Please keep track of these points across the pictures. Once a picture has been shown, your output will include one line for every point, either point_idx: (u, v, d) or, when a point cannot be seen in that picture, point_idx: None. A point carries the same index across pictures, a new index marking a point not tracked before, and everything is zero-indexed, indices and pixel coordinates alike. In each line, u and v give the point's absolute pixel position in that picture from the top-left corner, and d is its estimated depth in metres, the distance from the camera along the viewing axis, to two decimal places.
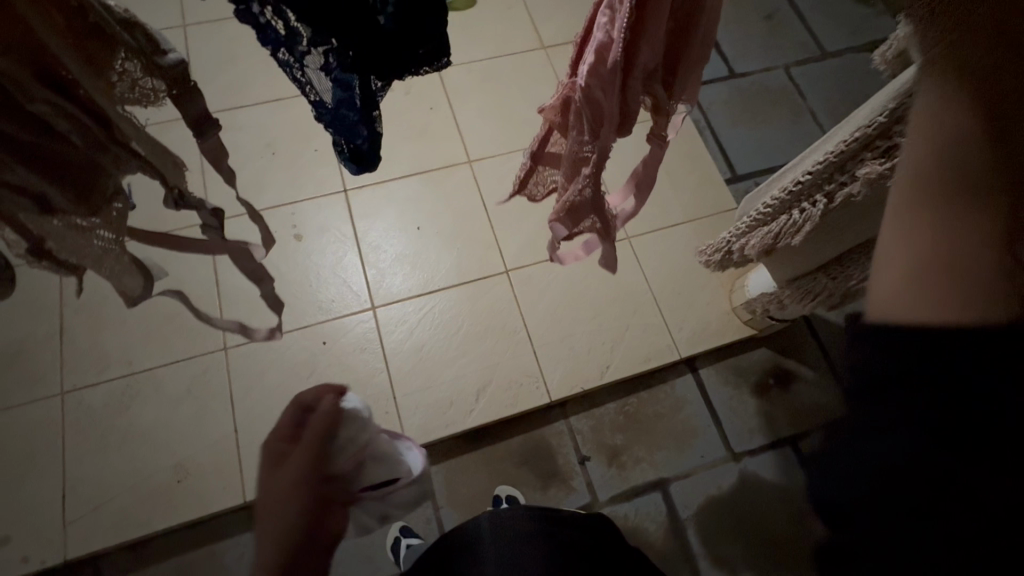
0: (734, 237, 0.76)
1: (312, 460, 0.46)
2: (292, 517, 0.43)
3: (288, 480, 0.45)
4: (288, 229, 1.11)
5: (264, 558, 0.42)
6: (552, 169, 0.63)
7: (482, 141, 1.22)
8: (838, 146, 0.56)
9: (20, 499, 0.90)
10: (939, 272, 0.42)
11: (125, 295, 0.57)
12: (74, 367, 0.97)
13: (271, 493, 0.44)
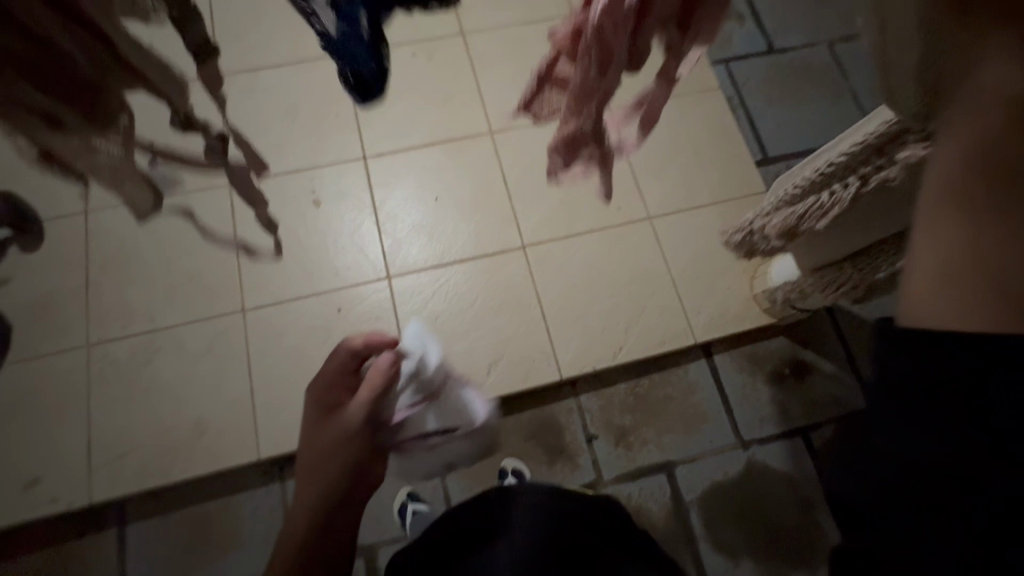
0: (757, 218, 0.73)
1: (358, 419, 0.71)
2: (339, 460, 0.70)
3: (338, 433, 0.71)
4: (307, 195, 1.11)
5: (328, 482, 0.70)
6: (559, 93, 0.58)
7: (505, 111, 1.19)
8: (879, 126, 0.54)
9: (50, 444, 0.94)
10: (979, 282, 0.34)
11: (134, 209, 0.53)
12: (99, 321, 1.00)
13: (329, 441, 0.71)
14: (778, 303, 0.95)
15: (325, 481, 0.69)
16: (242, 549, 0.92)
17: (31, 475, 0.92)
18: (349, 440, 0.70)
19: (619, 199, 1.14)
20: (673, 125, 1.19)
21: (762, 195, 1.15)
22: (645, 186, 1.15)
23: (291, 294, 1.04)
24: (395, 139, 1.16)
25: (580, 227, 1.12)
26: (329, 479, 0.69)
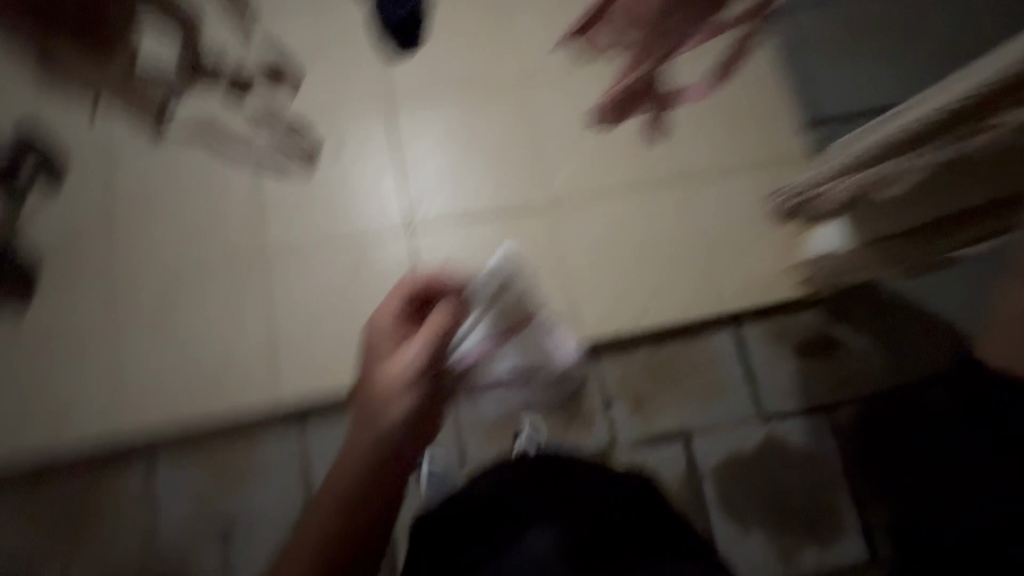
0: (817, 180, 0.67)
1: (409, 372, 0.62)
2: (371, 437, 0.59)
3: (370, 401, 0.61)
4: (328, 144, 1.07)
5: (359, 469, 0.58)
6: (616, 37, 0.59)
7: (537, 58, 1.12)
8: (950, 102, 0.45)
9: (80, 383, 0.97)
10: None
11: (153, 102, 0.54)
12: (123, 265, 1.01)
13: (365, 411, 0.61)
14: (818, 273, 0.90)
15: (360, 461, 0.58)
16: (265, 490, 0.95)
17: (64, 411, 0.96)
18: (400, 395, 0.60)
19: (652, 158, 1.08)
20: None
21: (808, 157, 1.08)
22: (681, 145, 1.09)
23: (311, 246, 1.02)
24: (420, 88, 1.10)
25: (609, 187, 1.07)
26: (377, 438, 0.59)
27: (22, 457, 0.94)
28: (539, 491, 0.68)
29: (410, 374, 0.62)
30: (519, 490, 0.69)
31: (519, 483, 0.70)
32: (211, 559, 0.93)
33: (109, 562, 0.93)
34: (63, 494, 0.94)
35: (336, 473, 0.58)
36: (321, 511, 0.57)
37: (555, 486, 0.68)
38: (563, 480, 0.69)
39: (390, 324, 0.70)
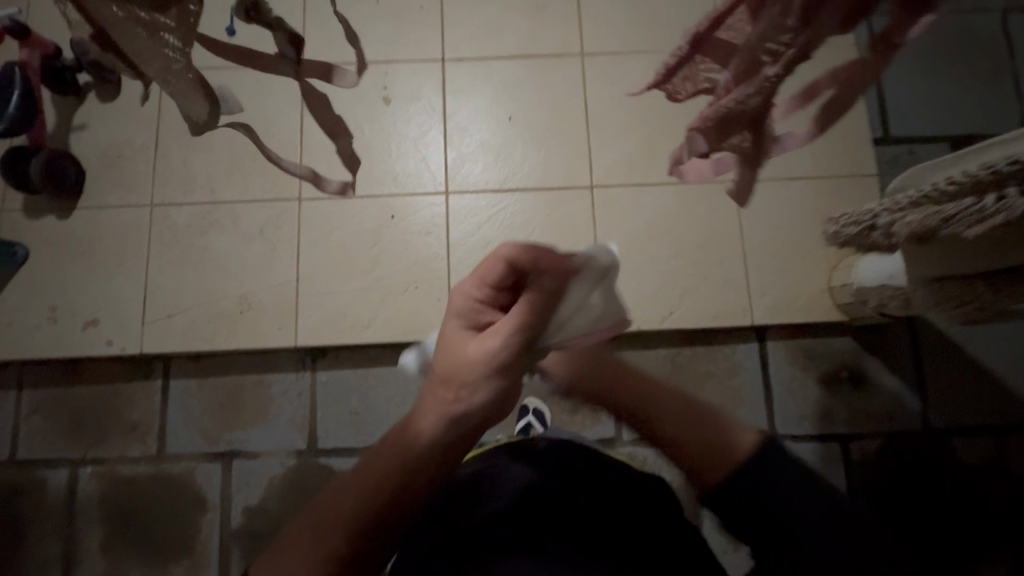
0: (886, 210, 0.58)
1: (498, 359, 0.46)
2: (434, 427, 0.46)
3: (446, 378, 0.46)
4: (378, 91, 1.05)
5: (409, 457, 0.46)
6: (714, 65, 0.41)
7: (603, 33, 1.07)
8: None
9: (108, 291, 0.99)
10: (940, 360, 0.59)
11: (189, 120, 0.41)
12: (165, 182, 1.02)
13: (437, 389, 0.47)
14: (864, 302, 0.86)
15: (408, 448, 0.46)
16: (270, 424, 1.00)
17: (90, 316, 0.99)
18: (483, 385, 0.46)
19: None
20: None
21: (872, 177, 1.02)
22: None
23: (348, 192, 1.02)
24: (479, 46, 1.07)
25: (657, 178, 1.03)
26: (445, 431, 0.46)
27: (46, 355, 0.98)
28: (572, 489, 0.58)
29: (490, 366, 0.46)
30: (547, 487, 0.58)
31: (547, 481, 0.59)
32: (216, 477, 1.00)
33: (122, 464, 1.00)
34: (88, 395, 1.01)
35: (363, 461, 0.47)
36: (335, 509, 0.46)
37: (587, 484, 0.59)
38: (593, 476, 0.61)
39: (478, 288, 0.48)
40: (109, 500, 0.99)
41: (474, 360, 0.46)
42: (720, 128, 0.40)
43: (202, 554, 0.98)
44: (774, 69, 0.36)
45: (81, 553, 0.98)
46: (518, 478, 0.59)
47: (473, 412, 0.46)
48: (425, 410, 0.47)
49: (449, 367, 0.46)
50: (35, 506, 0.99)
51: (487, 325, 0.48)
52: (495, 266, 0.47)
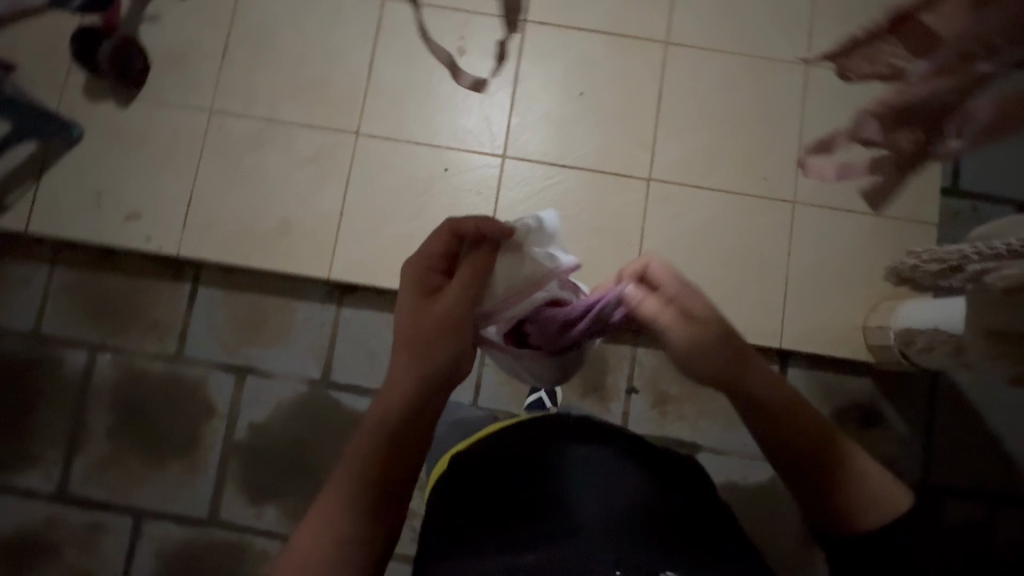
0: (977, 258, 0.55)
1: (453, 315, 0.58)
2: (411, 381, 0.57)
3: (411, 338, 0.58)
4: (454, 39, 1.03)
5: (395, 418, 0.57)
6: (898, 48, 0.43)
7: (692, 26, 1.04)
8: None
9: (154, 187, 0.99)
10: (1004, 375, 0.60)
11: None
12: (227, 89, 1.01)
13: (405, 347, 0.58)
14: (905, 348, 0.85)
15: (393, 407, 0.57)
16: (288, 349, 1.02)
17: (132, 209, 0.99)
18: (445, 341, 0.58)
19: (771, 170, 1.01)
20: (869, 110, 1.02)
21: (930, 226, 1.00)
22: (805, 167, 1.01)
23: (407, 135, 1.01)
24: (564, 12, 1.04)
25: (715, 183, 1.01)
26: (418, 385, 0.57)
27: (85, 238, 0.98)
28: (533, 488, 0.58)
29: (446, 322, 0.58)
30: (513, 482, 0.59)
31: (516, 463, 0.60)
32: (227, 388, 1.01)
33: (140, 358, 1.02)
34: (118, 286, 1.02)
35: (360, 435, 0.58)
36: (330, 514, 0.55)
37: (557, 462, 0.60)
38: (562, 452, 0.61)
39: (427, 261, 0.60)
40: (122, 390, 1.01)
41: (436, 319, 0.58)
42: (897, 116, 0.43)
43: (202, 459, 1.00)
44: (988, 62, 0.37)
45: (87, 434, 1.01)
46: (483, 463, 0.61)
47: (445, 362, 0.58)
48: (398, 372, 0.58)
49: (414, 327, 0.58)
50: (50, 381, 1.01)
51: (440, 290, 0.59)
52: (442, 240, 0.60)
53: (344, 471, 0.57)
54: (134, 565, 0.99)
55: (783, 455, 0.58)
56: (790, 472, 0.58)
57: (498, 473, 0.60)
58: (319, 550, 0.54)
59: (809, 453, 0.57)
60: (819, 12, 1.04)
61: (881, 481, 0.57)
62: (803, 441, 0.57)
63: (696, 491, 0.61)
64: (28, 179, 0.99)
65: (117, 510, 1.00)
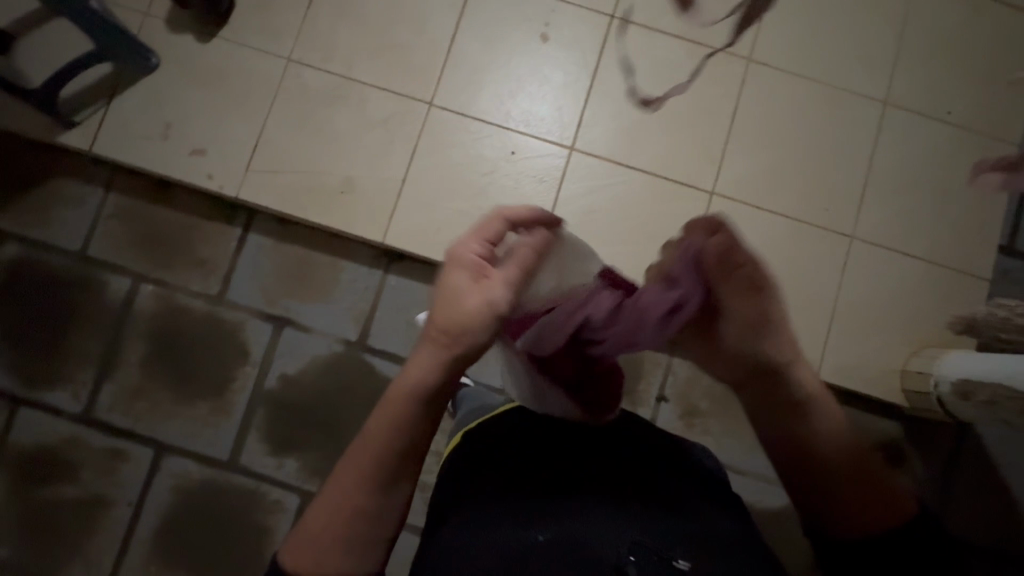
0: None
1: (503, 304, 0.54)
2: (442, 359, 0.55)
3: (457, 322, 0.53)
4: (538, 24, 1.02)
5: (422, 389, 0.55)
6: None
7: (776, 47, 1.04)
8: None
9: (223, 127, 0.99)
10: None
11: None
12: (308, 41, 1.00)
13: (449, 327, 0.54)
14: (958, 400, 0.85)
15: (420, 380, 0.55)
16: (329, 306, 1.02)
17: (198, 145, 0.99)
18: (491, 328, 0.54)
19: (834, 202, 1.01)
20: (941, 157, 1.02)
21: (984, 280, 1.00)
22: (868, 204, 1.01)
23: (479, 113, 1.00)
24: (652, 14, 1.03)
25: (777, 206, 1.01)
26: (452, 364, 0.55)
27: (146, 168, 0.98)
28: (533, 467, 0.61)
29: (496, 312, 0.54)
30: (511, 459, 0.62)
31: (506, 454, 0.62)
32: (264, 336, 1.02)
33: (182, 294, 1.02)
34: (171, 220, 1.03)
35: (382, 414, 0.56)
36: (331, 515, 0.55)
37: (547, 458, 0.61)
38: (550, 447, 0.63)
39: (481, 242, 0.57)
40: (160, 323, 1.02)
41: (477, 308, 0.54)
42: None
43: (230, 402, 1.01)
44: None
45: (120, 361, 1.01)
46: (474, 456, 0.64)
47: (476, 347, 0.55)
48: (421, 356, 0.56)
49: (457, 313, 0.53)
50: (90, 304, 1.02)
51: (486, 276, 0.55)
52: (498, 225, 0.57)
53: (348, 472, 0.56)
54: (149, 496, 0.99)
55: (809, 483, 0.57)
56: (813, 501, 0.57)
57: (489, 467, 0.62)
58: (335, 525, 0.54)
59: (838, 483, 0.56)
60: (905, 52, 1.04)
61: (889, 511, 0.54)
62: (832, 470, 0.56)
63: (696, 479, 0.63)
64: (101, 99, 0.99)
65: (139, 440, 1.00)
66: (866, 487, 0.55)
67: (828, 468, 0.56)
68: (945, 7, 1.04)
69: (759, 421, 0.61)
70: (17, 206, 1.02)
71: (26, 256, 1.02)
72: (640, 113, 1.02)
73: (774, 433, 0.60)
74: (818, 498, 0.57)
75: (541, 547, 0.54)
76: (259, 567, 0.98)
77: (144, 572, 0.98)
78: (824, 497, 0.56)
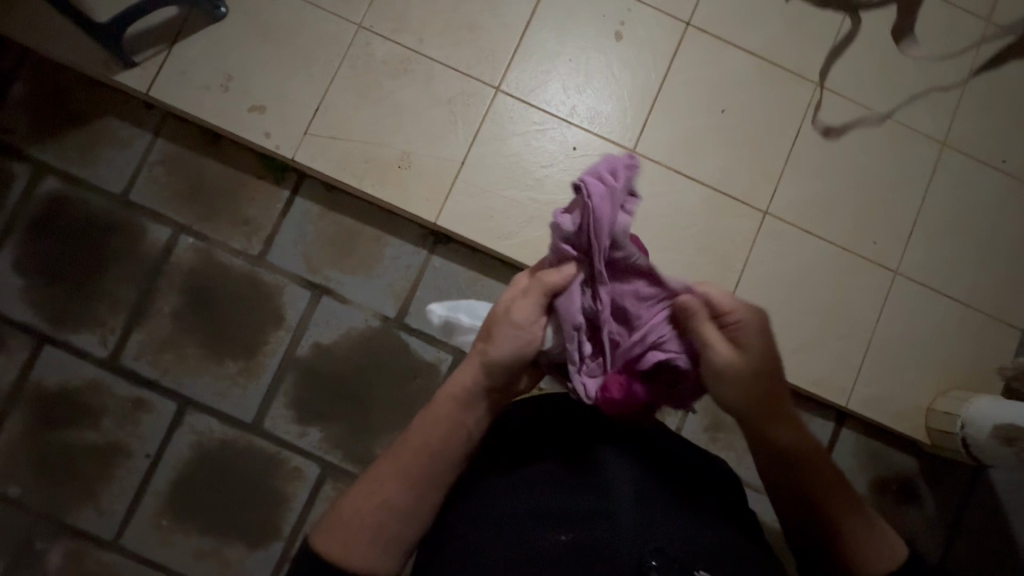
0: None
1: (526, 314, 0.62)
2: (475, 369, 0.63)
3: (492, 334, 0.63)
4: (614, 22, 1.02)
5: (459, 393, 0.62)
6: None
7: (846, 75, 1.04)
8: None
9: (286, 86, 0.97)
10: None
11: None
12: (381, 10, 0.99)
13: (486, 338, 0.64)
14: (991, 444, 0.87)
15: (459, 386, 0.63)
16: (370, 280, 1.01)
17: (258, 101, 0.97)
18: (508, 339, 0.62)
19: (882, 235, 1.02)
20: (991, 203, 1.03)
21: (1016, 329, 1.01)
22: (916, 241, 1.02)
23: (544, 104, 1.00)
24: (727, 26, 1.03)
25: (827, 234, 1.01)
26: (483, 371, 0.62)
27: (202, 118, 0.96)
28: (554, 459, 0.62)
29: (513, 322, 0.62)
30: (531, 451, 0.63)
31: (528, 458, 0.63)
32: (301, 303, 1.00)
33: (221, 250, 1.00)
34: (219, 173, 1.01)
35: (426, 417, 0.62)
36: (370, 504, 0.58)
37: (567, 465, 0.61)
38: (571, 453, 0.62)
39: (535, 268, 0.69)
40: (195, 276, 1.00)
41: (502, 319, 0.63)
42: None
43: (260, 364, 1.00)
44: None
45: (152, 311, 0.99)
46: (498, 452, 0.64)
47: (507, 355, 0.62)
48: (464, 370, 0.64)
49: (491, 324, 0.64)
50: (127, 249, 1.00)
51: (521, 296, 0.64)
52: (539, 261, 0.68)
53: (388, 464, 0.60)
54: (167, 449, 0.98)
55: (779, 490, 0.64)
56: (780, 506, 0.64)
57: (513, 466, 0.62)
58: (372, 515, 0.58)
59: (802, 498, 0.62)
60: (969, 96, 1.04)
61: (855, 535, 0.60)
62: (801, 487, 0.62)
63: (713, 487, 0.64)
64: (163, 42, 0.96)
65: (164, 392, 0.99)
66: (838, 510, 0.61)
67: (808, 484, 0.62)
68: (1013, 56, 1.05)
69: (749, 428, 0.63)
70: (65, 141, 1.00)
71: (66, 191, 0.99)
72: (705, 124, 1.01)
73: (757, 445, 0.64)
74: (791, 506, 0.63)
75: (549, 545, 0.54)
76: (272, 534, 0.97)
77: (155, 525, 0.97)
78: (796, 505, 0.62)
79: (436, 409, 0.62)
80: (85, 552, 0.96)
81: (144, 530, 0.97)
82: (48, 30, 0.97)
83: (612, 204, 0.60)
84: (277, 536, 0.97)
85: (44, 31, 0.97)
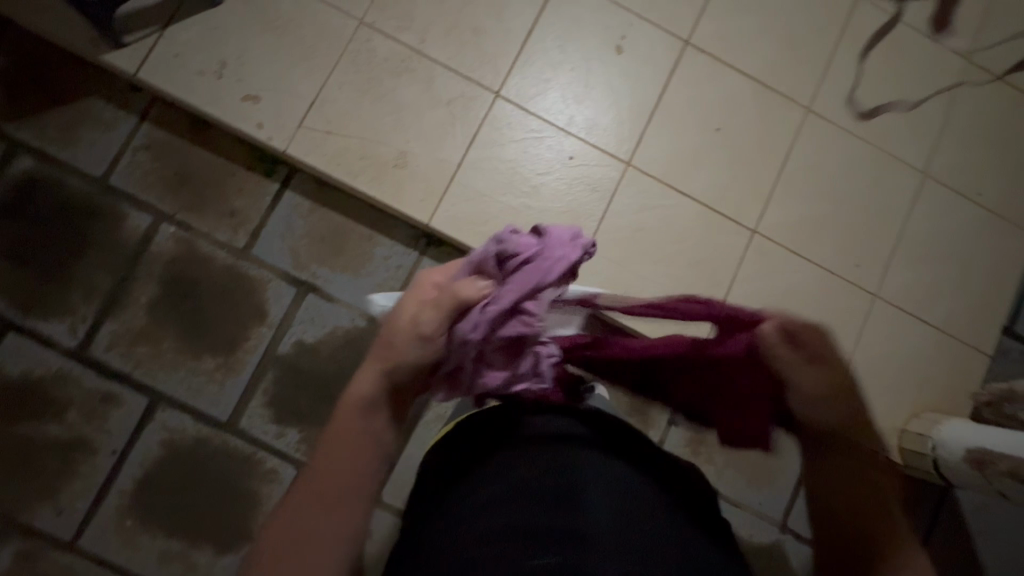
0: None
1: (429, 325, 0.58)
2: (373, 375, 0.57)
3: (398, 341, 0.58)
4: (615, 35, 1.03)
5: (362, 403, 0.55)
6: None
7: (836, 102, 1.07)
8: None
9: (283, 78, 0.95)
10: None
11: None
12: (384, 7, 0.98)
13: (391, 344, 0.58)
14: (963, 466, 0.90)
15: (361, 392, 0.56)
16: (358, 279, 0.99)
17: (253, 90, 0.94)
18: (409, 349, 0.57)
19: (864, 259, 1.05)
20: (966, 234, 1.07)
21: (985, 355, 1.05)
22: (895, 266, 1.05)
23: (543, 112, 1.00)
24: (725, 47, 1.05)
25: (813, 255, 1.04)
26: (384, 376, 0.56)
27: (192, 104, 0.93)
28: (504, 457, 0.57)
29: (417, 329, 0.58)
30: (481, 449, 0.59)
31: (486, 466, 0.57)
32: (285, 300, 0.98)
33: (204, 242, 0.97)
34: (207, 162, 0.98)
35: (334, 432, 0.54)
36: (282, 531, 0.49)
37: (533, 473, 0.54)
38: (531, 452, 0.56)
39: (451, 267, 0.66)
40: (173, 267, 0.96)
41: (408, 327, 0.58)
42: None
43: (239, 361, 0.96)
44: None
45: (126, 301, 0.95)
46: (457, 459, 0.60)
47: (407, 363, 0.57)
48: (361, 375, 0.57)
49: (397, 330, 0.59)
50: (103, 235, 0.96)
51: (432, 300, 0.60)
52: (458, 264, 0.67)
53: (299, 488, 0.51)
54: (136, 447, 0.94)
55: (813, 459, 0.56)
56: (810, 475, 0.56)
57: (472, 471, 0.57)
58: (288, 547, 0.48)
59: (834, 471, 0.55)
60: (948, 130, 1.09)
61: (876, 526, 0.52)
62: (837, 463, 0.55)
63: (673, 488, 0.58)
64: (156, 24, 0.94)
65: (135, 386, 0.95)
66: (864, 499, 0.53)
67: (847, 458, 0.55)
68: (991, 94, 1.10)
69: (826, 428, 0.55)
70: (45, 119, 0.96)
71: (40, 171, 0.95)
72: (700, 141, 1.03)
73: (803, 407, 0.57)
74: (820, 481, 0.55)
75: (503, 552, 0.48)
76: (242, 536, 0.94)
77: (118, 525, 0.93)
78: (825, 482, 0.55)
79: (342, 424, 0.54)
80: (40, 553, 0.91)
81: (106, 530, 0.92)
82: (34, 3, 0.93)
83: (557, 264, 0.62)
84: (248, 539, 0.94)
85: (29, 4, 0.93)
